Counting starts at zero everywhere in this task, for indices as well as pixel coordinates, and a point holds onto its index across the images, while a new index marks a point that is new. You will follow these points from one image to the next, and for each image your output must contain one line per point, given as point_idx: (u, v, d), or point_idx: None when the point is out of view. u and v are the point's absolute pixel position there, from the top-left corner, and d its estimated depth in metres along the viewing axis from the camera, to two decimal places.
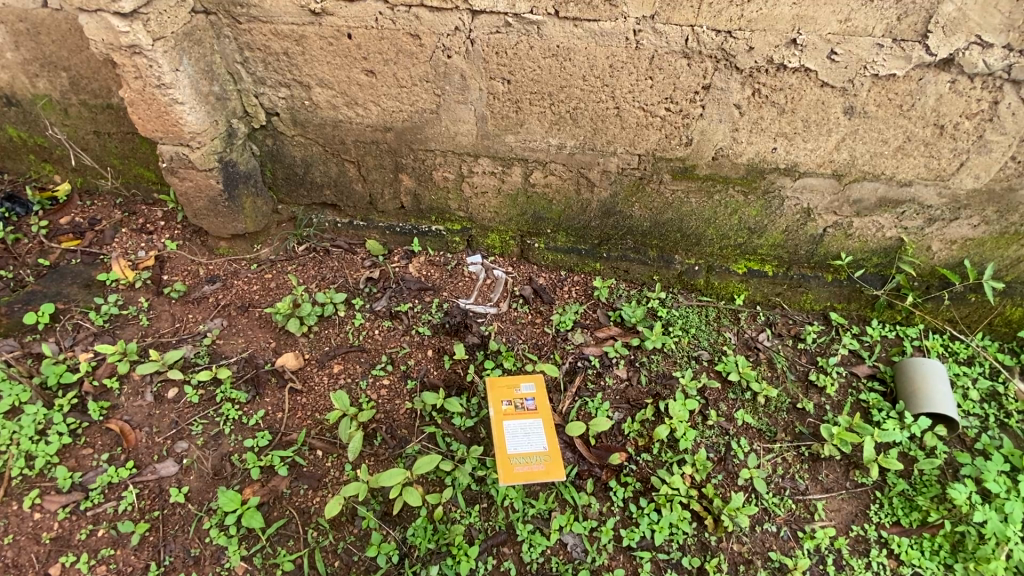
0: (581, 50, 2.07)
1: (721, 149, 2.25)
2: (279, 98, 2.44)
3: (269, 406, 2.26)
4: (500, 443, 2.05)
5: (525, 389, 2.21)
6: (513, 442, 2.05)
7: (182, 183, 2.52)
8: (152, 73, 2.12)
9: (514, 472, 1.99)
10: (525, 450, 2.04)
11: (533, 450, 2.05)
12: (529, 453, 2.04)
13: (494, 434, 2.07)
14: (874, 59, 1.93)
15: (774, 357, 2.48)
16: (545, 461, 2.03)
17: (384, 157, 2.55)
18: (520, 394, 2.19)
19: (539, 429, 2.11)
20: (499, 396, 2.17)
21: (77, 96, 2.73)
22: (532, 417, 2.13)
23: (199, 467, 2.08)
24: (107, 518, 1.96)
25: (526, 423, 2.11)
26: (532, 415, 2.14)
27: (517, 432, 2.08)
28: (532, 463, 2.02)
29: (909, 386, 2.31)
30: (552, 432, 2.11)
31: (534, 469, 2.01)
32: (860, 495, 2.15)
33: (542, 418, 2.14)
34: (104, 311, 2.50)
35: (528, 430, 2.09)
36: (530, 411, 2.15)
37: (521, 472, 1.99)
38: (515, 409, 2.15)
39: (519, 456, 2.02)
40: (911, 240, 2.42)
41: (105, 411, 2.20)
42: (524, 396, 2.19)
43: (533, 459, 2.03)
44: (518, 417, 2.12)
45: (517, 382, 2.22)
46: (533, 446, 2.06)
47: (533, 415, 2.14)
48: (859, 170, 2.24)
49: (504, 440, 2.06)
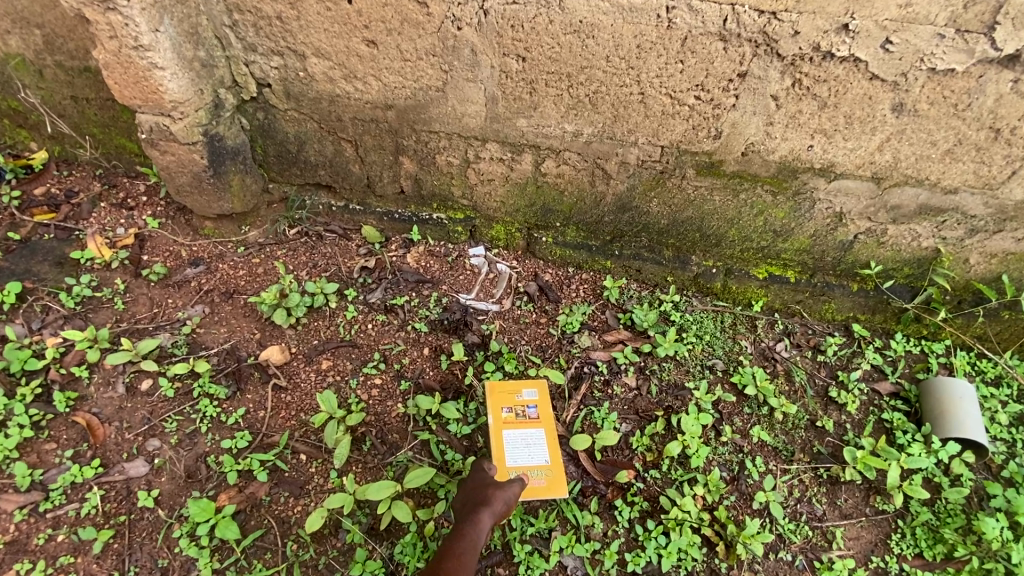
0: (606, 27, 1.87)
1: (752, 144, 2.06)
2: (271, 68, 2.23)
3: (250, 403, 2.08)
4: (496, 453, 1.91)
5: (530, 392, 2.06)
6: (512, 454, 1.91)
7: (163, 157, 2.32)
8: (128, 33, 1.93)
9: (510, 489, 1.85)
10: (525, 464, 1.90)
11: (533, 464, 1.90)
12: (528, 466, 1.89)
13: (492, 444, 1.93)
14: (933, 51, 1.72)
15: (792, 370, 2.34)
16: (545, 476, 1.89)
17: (384, 137, 2.35)
18: (523, 400, 2.04)
19: (542, 441, 1.96)
20: (499, 402, 2.02)
21: (53, 57, 2.51)
22: (534, 428, 1.98)
23: (171, 468, 1.91)
24: (68, 522, 1.79)
25: (527, 433, 1.97)
26: (534, 425, 1.99)
27: (516, 443, 1.94)
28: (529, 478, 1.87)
29: (936, 408, 2.17)
30: (556, 444, 1.96)
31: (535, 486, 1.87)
32: (881, 524, 2.01)
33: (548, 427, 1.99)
34: (76, 292, 2.33)
35: (529, 441, 1.95)
36: (532, 419, 2.00)
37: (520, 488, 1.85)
38: (516, 416, 2.00)
39: (518, 469, 1.88)
40: (949, 250, 2.24)
41: (72, 402, 2.04)
42: (528, 403, 2.04)
43: (531, 472, 1.88)
44: (520, 427, 1.97)
45: (517, 385, 2.06)
46: (533, 460, 1.91)
47: (537, 425, 1.99)
48: (901, 174, 2.04)
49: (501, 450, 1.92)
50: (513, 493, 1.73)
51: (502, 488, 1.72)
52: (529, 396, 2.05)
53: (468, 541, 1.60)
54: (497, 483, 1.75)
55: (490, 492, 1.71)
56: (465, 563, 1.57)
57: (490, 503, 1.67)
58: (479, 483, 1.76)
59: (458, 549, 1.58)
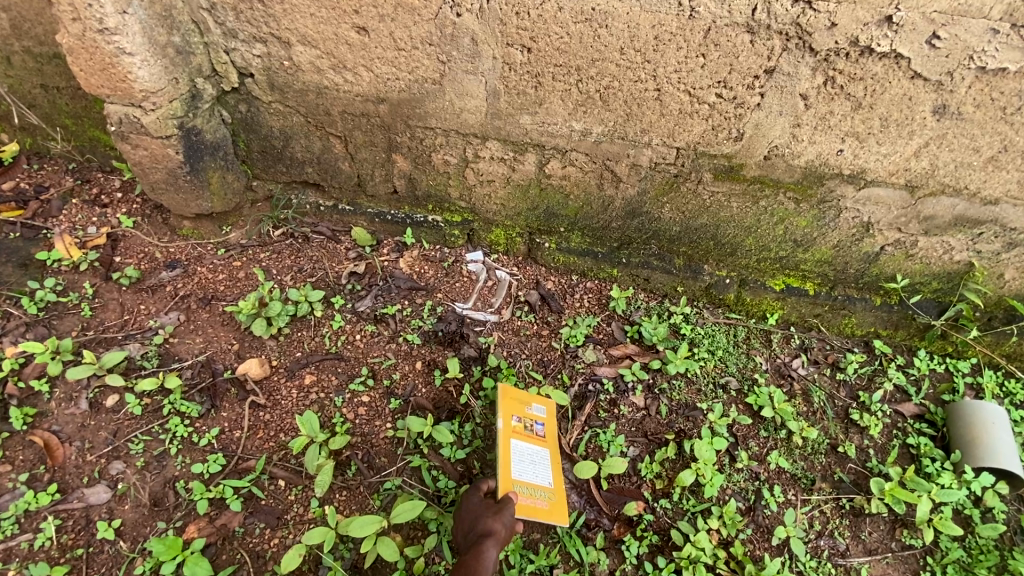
0: (621, 15, 1.69)
1: (776, 147, 1.89)
2: (253, 56, 2.05)
3: (225, 422, 1.91)
4: (503, 462, 1.67)
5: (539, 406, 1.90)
6: (519, 465, 1.70)
7: (135, 151, 2.14)
8: (92, 14, 1.75)
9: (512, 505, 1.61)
10: (530, 481, 1.70)
11: (538, 483, 1.71)
12: (533, 485, 1.69)
13: (498, 451, 1.69)
14: (984, 48, 1.55)
15: (810, 389, 2.19)
16: (549, 499, 1.70)
17: (376, 133, 2.17)
18: (533, 412, 1.86)
19: (547, 460, 1.79)
20: (510, 408, 1.80)
21: (20, 42, 2.32)
22: (541, 445, 1.81)
23: (136, 495, 1.74)
24: (18, 556, 1.62)
25: (534, 449, 1.78)
26: (541, 442, 1.81)
27: (522, 457, 1.73)
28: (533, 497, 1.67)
29: (967, 434, 2.01)
30: (560, 467, 1.80)
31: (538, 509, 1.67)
32: (908, 560, 1.86)
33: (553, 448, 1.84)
34: (40, 297, 2.15)
35: (535, 458, 1.76)
36: (539, 435, 1.83)
37: (523, 507, 1.63)
38: (525, 428, 1.80)
39: (523, 485, 1.67)
40: (982, 265, 2.08)
41: (30, 419, 1.86)
42: (537, 416, 1.86)
43: (535, 492, 1.68)
44: (529, 440, 1.78)
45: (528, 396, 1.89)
46: (537, 479, 1.72)
47: (543, 443, 1.82)
48: (938, 182, 1.87)
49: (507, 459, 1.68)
50: (513, 517, 1.56)
51: (502, 514, 1.55)
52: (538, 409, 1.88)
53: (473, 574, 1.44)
54: (498, 507, 1.57)
55: (489, 520, 1.54)
56: None
57: (493, 533, 1.51)
58: (478, 508, 1.59)
59: None
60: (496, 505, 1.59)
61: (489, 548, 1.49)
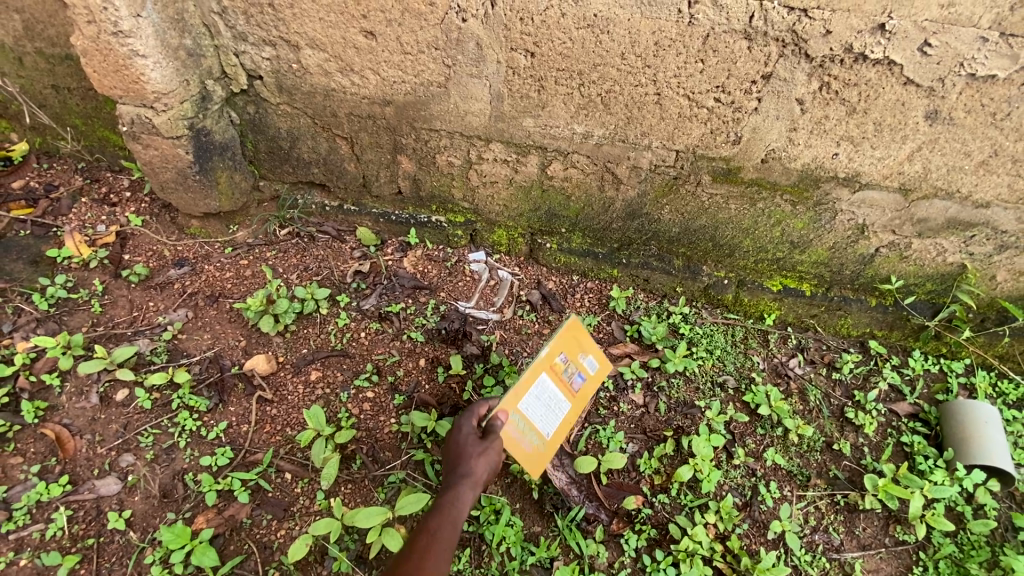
0: (623, 22, 1.74)
1: (773, 150, 1.93)
2: (262, 59, 2.09)
3: (233, 417, 1.95)
4: (525, 384, 1.68)
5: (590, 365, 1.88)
6: (535, 400, 1.71)
7: (146, 151, 2.18)
8: (107, 17, 1.79)
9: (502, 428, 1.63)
10: (533, 419, 1.71)
11: (537, 428, 1.72)
12: (533, 427, 1.71)
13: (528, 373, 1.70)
14: (975, 55, 1.60)
15: (806, 388, 2.23)
16: (534, 445, 1.70)
17: (382, 135, 2.22)
18: (579, 364, 1.84)
19: (560, 414, 1.79)
20: (565, 344, 1.78)
21: (32, 43, 2.37)
22: (565, 399, 1.80)
23: (146, 487, 1.78)
24: (30, 545, 1.65)
25: (558, 398, 1.78)
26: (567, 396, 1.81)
27: (544, 395, 1.73)
28: (524, 436, 1.69)
29: (960, 433, 2.05)
30: (565, 429, 1.81)
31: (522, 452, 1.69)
32: (901, 556, 1.90)
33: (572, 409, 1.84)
34: (51, 294, 2.19)
35: (553, 406, 1.76)
36: (570, 388, 1.82)
37: (509, 435, 1.65)
38: (564, 374, 1.79)
39: (524, 417, 1.68)
40: (975, 267, 2.12)
41: (41, 412, 1.90)
42: (581, 371, 1.85)
43: (530, 435, 1.70)
44: (558, 386, 1.78)
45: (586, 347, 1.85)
46: (542, 426, 1.74)
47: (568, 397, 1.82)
48: (931, 185, 1.92)
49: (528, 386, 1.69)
50: (494, 461, 1.55)
51: (484, 457, 1.54)
52: (586, 365, 1.86)
53: (446, 516, 1.44)
54: (481, 448, 1.55)
55: (472, 461, 1.53)
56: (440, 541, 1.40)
57: (472, 476, 1.51)
58: (462, 444, 1.57)
59: (432, 523, 1.42)
60: (483, 439, 1.58)
61: (468, 492, 1.49)
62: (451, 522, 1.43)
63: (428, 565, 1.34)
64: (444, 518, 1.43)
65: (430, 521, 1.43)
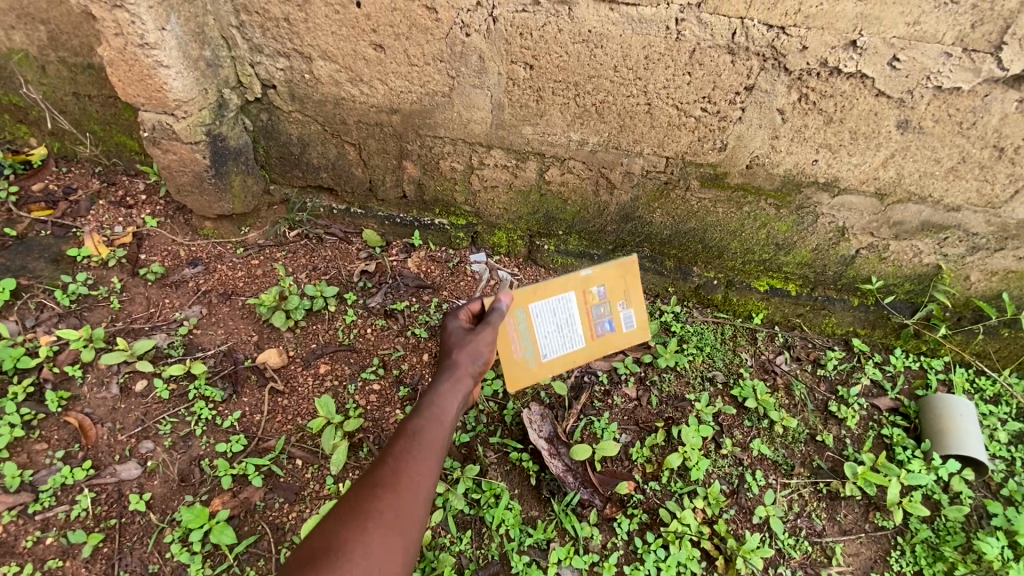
0: (615, 37, 1.87)
1: (757, 157, 2.06)
2: (277, 69, 2.22)
3: (246, 406, 2.06)
4: (547, 291, 1.79)
5: (625, 318, 1.98)
6: (550, 311, 1.82)
7: (165, 156, 2.31)
8: (134, 30, 1.92)
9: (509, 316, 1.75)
10: (538, 328, 1.82)
11: (536, 341, 1.82)
12: (537, 335, 1.82)
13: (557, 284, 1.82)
14: (940, 69, 1.73)
15: (792, 383, 2.34)
16: (523, 352, 1.81)
17: (388, 142, 2.34)
18: (611, 310, 1.94)
19: (566, 345, 1.89)
20: (606, 280, 1.90)
21: (57, 53, 2.49)
22: (582, 334, 1.90)
23: (164, 472, 1.88)
24: (56, 525, 1.76)
25: (574, 329, 1.88)
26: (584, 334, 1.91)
27: (560, 314, 1.84)
28: (523, 340, 1.79)
29: (937, 425, 2.16)
30: (564, 362, 1.90)
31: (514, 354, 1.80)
32: (880, 540, 2.00)
33: (585, 348, 1.93)
34: (72, 290, 2.31)
35: (563, 330, 1.87)
36: (592, 330, 1.92)
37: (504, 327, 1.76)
38: (591, 309, 1.90)
39: (530, 320, 1.79)
40: (950, 267, 2.24)
41: (65, 402, 2.00)
42: (610, 319, 1.94)
43: (530, 342, 1.81)
44: (580, 318, 1.88)
45: (629, 299, 1.97)
46: (546, 340, 1.84)
47: (584, 335, 1.91)
48: (905, 190, 2.04)
49: (554, 293, 1.81)
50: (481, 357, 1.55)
51: (468, 352, 1.54)
52: (622, 315, 1.97)
53: (430, 415, 1.36)
54: (465, 345, 1.56)
55: (455, 367, 1.49)
56: (425, 438, 1.30)
57: (457, 371, 1.49)
58: (449, 347, 1.57)
59: (415, 424, 1.32)
60: (467, 342, 1.57)
61: (453, 393, 1.44)
62: (435, 424, 1.34)
63: (413, 467, 1.24)
64: (429, 417, 1.35)
65: (412, 421, 1.33)
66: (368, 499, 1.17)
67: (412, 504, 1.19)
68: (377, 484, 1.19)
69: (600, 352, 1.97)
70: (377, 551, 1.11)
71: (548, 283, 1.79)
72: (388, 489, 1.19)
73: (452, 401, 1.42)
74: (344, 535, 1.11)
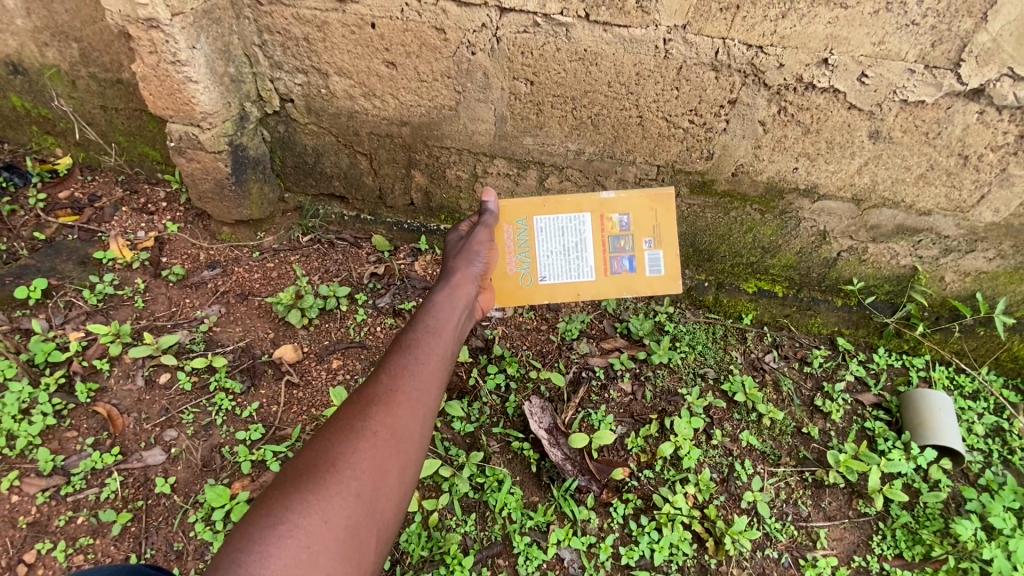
0: (608, 56, 2.04)
1: (742, 165, 2.22)
2: (295, 84, 2.39)
3: (264, 398, 2.19)
4: (554, 212, 1.97)
5: (650, 263, 2.02)
6: (555, 231, 1.98)
7: (189, 164, 2.47)
8: (168, 49, 2.10)
9: (512, 223, 1.98)
10: (539, 248, 1.98)
11: (536, 262, 1.99)
12: (537, 254, 1.99)
13: (569, 207, 1.97)
14: (904, 84, 1.89)
15: (779, 379, 2.46)
16: (517, 269, 1.99)
17: (398, 152, 2.51)
18: (629, 249, 2.01)
19: (569, 274, 2.01)
20: (627, 214, 1.99)
21: (87, 69, 2.65)
22: (591, 268, 2.01)
23: (188, 458, 2.02)
24: (87, 506, 1.90)
25: (582, 260, 2.00)
26: (592, 268, 2.01)
27: (566, 239, 1.99)
28: (522, 253, 1.99)
29: (916, 417, 2.28)
30: (564, 291, 2.02)
31: (510, 266, 1.99)
32: (863, 525, 2.11)
33: (593, 282, 2.02)
34: (99, 290, 2.45)
35: (567, 257, 2.00)
36: (604, 266, 2.01)
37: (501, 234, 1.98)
38: (606, 244, 2.00)
39: (530, 237, 1.98)
40: (925, 269, 2.39)
41: (93, 393, 2.13)
42: (628, 258, 2.02)
43: (528, 258, 1.99)
44: (590, 250, 2.00)
45: (657, 245, 2.02)
46: (547, 261, 1.99)
47: (594, 271, 2.01)
48: (879, 196, 2.20)
49: (565, 214, 1.97)
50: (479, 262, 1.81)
51: (467, 262, 1.80)
52: (644, 258, 2.02)
53: (426, 326, 1.49)
54: (464, 259, 1.81)
55: (448, 292, 1.65)
56: (423, 344, 1.43)
57: (454, 281, 1.71)
58: (450, 257, 1.85)
59: (411, 337, 1.45)
60: (461, 254, 1.83)
61: (449, 306, 1.61)
62: (429, 341, 1.45)
63: (407, 380, 1.32)
64: (424, 329, 1.48)
65: (407, 336, 1.45)
66: (363, 407, 1.25)
67: (406, 411, 1.27)
68: (372, 395, 1.28)
69: (610, 292, 2.04)
70: (370, 452, 1.19)
71: (558, 202, 1.97)
72: (382, 396, 1.27)
73: (447, 320, 1.55)
74: (339, 440, 1.20)
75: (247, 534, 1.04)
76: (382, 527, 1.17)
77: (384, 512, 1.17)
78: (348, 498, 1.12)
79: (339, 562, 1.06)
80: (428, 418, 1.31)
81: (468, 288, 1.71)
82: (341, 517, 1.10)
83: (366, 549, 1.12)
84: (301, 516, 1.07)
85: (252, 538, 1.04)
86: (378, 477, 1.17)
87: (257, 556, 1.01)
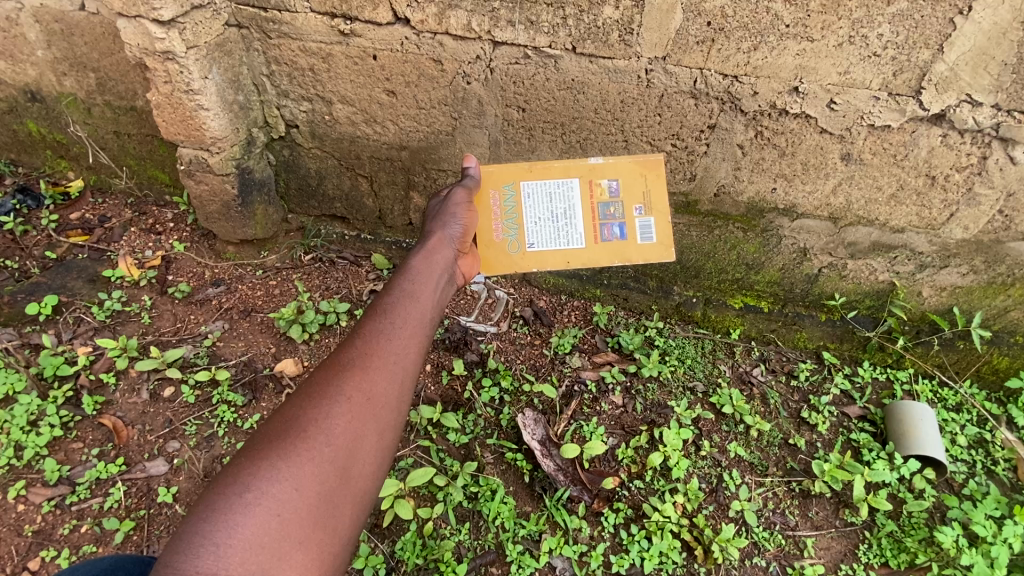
0: (594, 84, 2.17)
1: (723, 186, 2.34)
2: (300, 111, 2.52)
3: (265, 411, 2.26)
4: (542, 177, 2.07)
5: (640, 230, 2.12)
6: (544, 196, 2.08)
7: (198, 186, 2.59)
8: (182, 79, 2.23)
9: (499, 188, 2.07)
10: (526, 213, 2.08)
11: (523, 227, 2.08)
12: (525, 221, 2.08)
13: (558, 172, 2.07)
14: (871, 110, 2.03)
15: (766, 393, 2.53)
16: (504, 235, 2.08)
17: (398, 175, 2.63)
18: (617, 217, 2.10)
19: (557, 241, 2.10)
20: (617, 181, 2.09)
21: (102, 97, 2.77)
22: (580, 236, 2.10)
23: (190, 468, 2.09)
24: (91, 515, 1.97)
25: (570, 226, 2.10)
26: (581, 235, 2.10)
27: (553, 205, 2.09)
28: (510, 219, 2.08)
29: (899, 428, 2.34)
30: (551, 257, 2.11)
31: (498, 233, 2.08)
32: (849, 535, 2.16)
33: (582, 249, 2.11)
34: (108, 307, 2.55)
35: (554, 223, 2.09)
36: (593, 234, 2.10)
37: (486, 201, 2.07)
38: (595, 211, 2.09)
39: (516, 202, 2.08)
40: (903, 284, 2.48)
41: (99, 405, 2.21)
42: (616, 226, 2.11)
43: (516, 224, 2.08)
44: (578, 216, 2.09)
45: (646, 213, 2.11)
46: (534, 227, 2.09)
47: (582, 239, 2.10)
48: (854, 215, 2.32)
49: (553, 180, 2.07)
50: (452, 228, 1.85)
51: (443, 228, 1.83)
52: (634, 226, 2.11)
53: (400, 291, 1.54)
54: (441, 227, 1.83)
55: (424, 259, 1.68)
56: (398, 309, 1.47)
57: (430, 247, 1.75)
58: (426, 225, 1.86)
59: (387, 302, 1.49)
60: (438, 223, 1.85)
61: (424, 272, 1.65)
62: (405, 307, 1.49)
63: (382, 345, 1.38)
64: (400, 295, 1.52)
65: (384, 301, 1.49)
66: (336, 372, 1.30)
67: (379, 377, 1.32)
68: (346, 360, 1.33)
69: (600, 259, 2.12)
70: (343, 417, 1.23)
71: (547, 169, 2.07)
72: (355, 364, 1.32)
73: (423, 287, 1.59)
74: (312, 406, 1.23)
75: (217, 498, 1.07)
76: (358, 493, 1.21)
77: (359, 477, 1.21)
78: (321, 463, 1.16)
79: (312, 527, 1.10)
80: (402, 386, 1.36)
81: (443, 255, 1.76)
82: (313, 482, 1.13)
83: (341, 514, 1.16)
84: (271, 482, 1.10)
85: (222, 503, 1.06)
86: (352, 442, 1.21)
87: (226, 520, 1.04)
